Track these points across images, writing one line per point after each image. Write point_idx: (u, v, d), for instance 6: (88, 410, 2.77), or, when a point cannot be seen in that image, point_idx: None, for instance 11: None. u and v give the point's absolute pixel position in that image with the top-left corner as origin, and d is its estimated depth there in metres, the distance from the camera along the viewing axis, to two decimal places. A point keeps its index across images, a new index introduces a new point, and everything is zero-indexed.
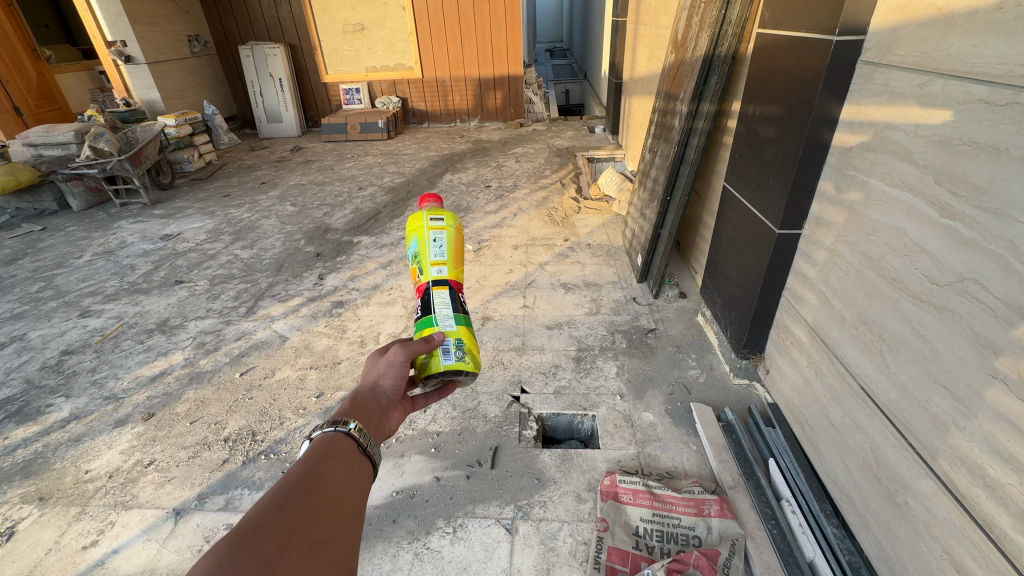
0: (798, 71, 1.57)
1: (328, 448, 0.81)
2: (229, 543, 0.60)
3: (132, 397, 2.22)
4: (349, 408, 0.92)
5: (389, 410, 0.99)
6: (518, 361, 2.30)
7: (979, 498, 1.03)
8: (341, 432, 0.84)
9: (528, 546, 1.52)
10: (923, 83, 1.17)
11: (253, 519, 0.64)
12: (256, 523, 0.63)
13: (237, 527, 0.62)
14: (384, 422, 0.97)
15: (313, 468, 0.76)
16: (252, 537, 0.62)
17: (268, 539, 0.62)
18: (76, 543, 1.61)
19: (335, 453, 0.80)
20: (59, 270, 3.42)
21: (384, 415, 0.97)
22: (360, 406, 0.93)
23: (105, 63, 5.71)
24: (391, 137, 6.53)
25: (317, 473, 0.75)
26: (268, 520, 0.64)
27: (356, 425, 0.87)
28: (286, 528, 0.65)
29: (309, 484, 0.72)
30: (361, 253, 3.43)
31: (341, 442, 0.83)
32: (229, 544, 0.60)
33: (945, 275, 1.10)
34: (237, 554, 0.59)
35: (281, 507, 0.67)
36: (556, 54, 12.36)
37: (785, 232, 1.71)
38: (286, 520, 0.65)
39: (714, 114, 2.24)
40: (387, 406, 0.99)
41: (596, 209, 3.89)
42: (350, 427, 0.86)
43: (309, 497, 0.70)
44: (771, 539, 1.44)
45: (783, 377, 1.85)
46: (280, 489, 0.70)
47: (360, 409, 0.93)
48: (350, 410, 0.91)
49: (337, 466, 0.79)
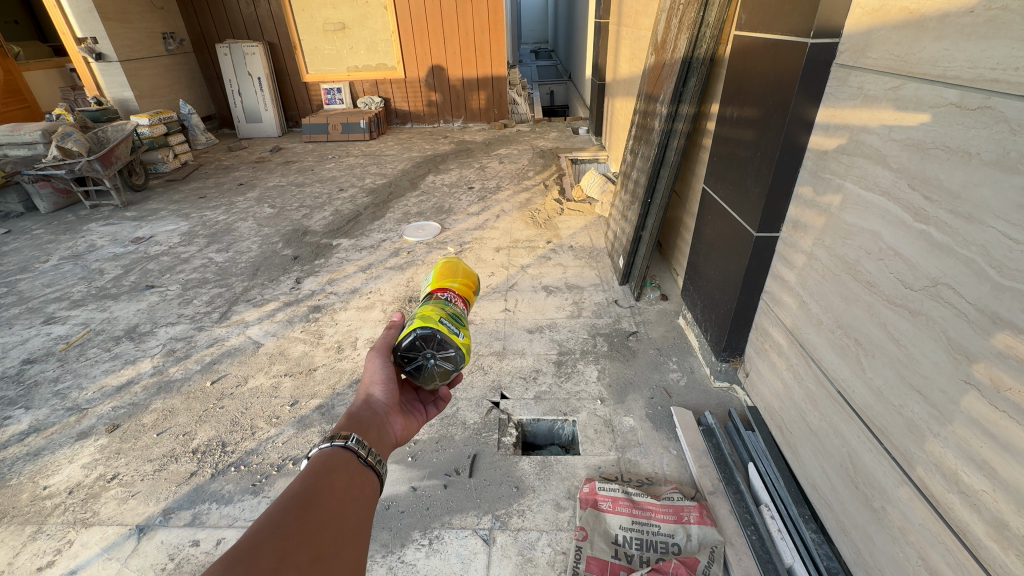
0: (774, 74, 1.56)
1: (328, 462, 0.81)
2: (227, 561, 0.61)
3: (96, 408, 2.13)
4: (346, 423, 0.94)
5: (388, 417, 1.01)
6: (498, 366, 2.27)
7: (953, 504, 1.02)
8: (340, 446, 0.85)
9: (505, 557, 1.48)
10: (897, 86, 1.16)
11: (251, 538, 0.65)
12: (252, 542, 0.64)
13: (234, 547, 0.63)
14: (385, 429, 0.99)
15: (313, 483, 0.77)
16: (249, 555, 0.63)
17: (265, 556, 0.63)
18: (31, 564, 1.54)
19: (334, 467, 0.81)
20: (23, 275, 3.29)
21: (384, 422, 1.00)
22: (357, 420, 0.96)
23: (76, 60, 5.53)
24: (373, 137, 6.45)
25: (317, 489, 0.76)
26: (265, 539, 0.65)
27: (356, 437, 0.88)
28: (283, 545, 0.66)
29: (307, 501, 0.73)
30: (340, 256, 3.36)
31: (340, 455, 0.83)
32: (227, 563, 0.61)
33: (919, 280, 1.10)
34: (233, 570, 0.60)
35: (278, 525, 0.68)
36: (541, 55, 12.35)
37: (763, 234, 1.70)
38: (284, 537, 0.66)
39: (693, 116, 2.23)
40: (385, 413, 1.02)
41: (578, 210, 3.88)
42: (350, 440, 0.86)
43: (307, 512, 0.71)
44: (750, 546, 1.43)
45: (762, 381, 1.85)
46: (278, 507, 0.71)
47: (356, 423, 0.94)
48: (346, 425, 0.92)
49: (339, 480, 0.80)
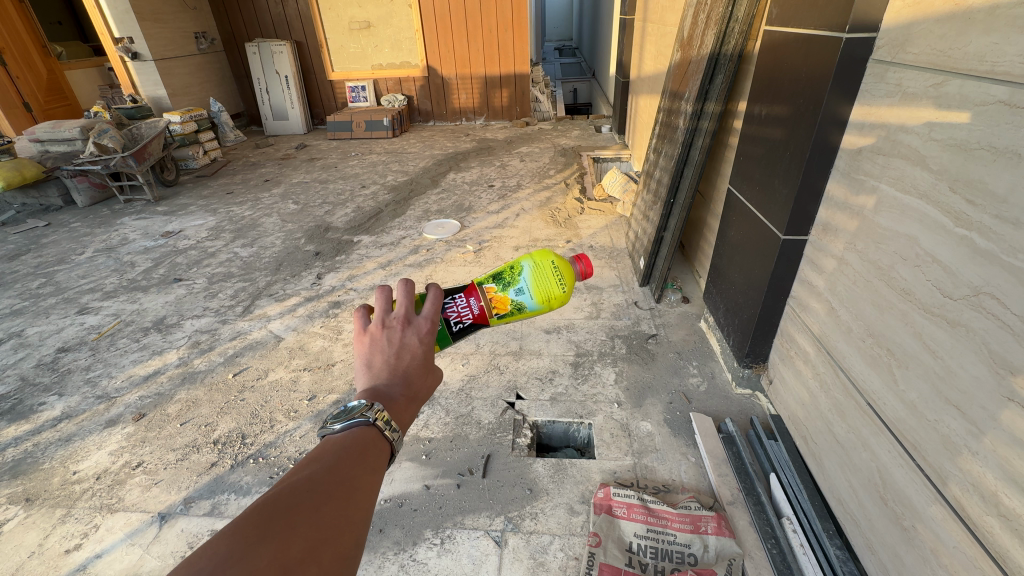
0: (806, 70, 1.50)
1: (370, 443, 0.70)
2: (253, 531, 0.54)
3: (124, 397, 2.20)
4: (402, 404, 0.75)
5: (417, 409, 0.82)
6: (514, 366, 2.26)
7: (993, 528, 0.96)
8: (381, 435, 0.71)
9: (517, 560, 1.47)
10: (939, 83, 1.10)
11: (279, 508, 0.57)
12: (283, 517, 0.56)
13: (261, 516, 0.55)
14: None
15: (354, 465, 0.66)
16: (275, 536, 0.54)
17: (292, 544, 0.55)
18: (60, 546, 1.59)
19: (374, 453, 0.69)
20: (60, 267, 3.43)
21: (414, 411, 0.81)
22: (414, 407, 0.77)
23: (113, 59, 5.74)
24: (396, 135, 6.50)
25: (355, 472, 0.65)
26: (297, 518, 0.57)
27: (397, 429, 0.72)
28: (313, 535, 0.57)
29: (346, 488, 0.63)
30: (361, 252, 3.39)
31: (382, 444, 0.71)
32: (252, 535, 0.54)
33: (959, 288, 1.04)
34: (257, 552, 0.52)
35: (312, 508, 0.59)
36: (565, 53, 12.26)
37: (790, 237, 1.64)
38: (316, 524, 0.57)
39: (719, 114, 2.17)
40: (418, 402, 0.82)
41: (599, 210, 3.83)
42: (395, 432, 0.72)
43: (344, 500, 0.61)
44: (770, 559, 1.38)
45: (787, 389, 1.79)
46: (316, 483, 0.61)
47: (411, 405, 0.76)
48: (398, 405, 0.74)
49: (378, 469, 0.69)
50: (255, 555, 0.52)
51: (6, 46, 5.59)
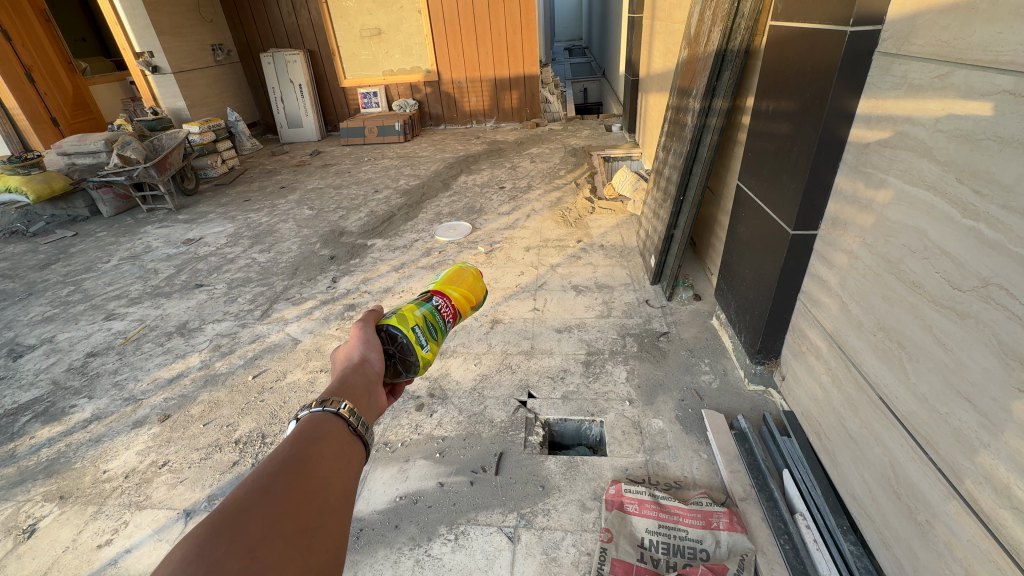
0: (812, 64, 1.50)
1: (318, 428, 0.75)
2: (208, 529, 0.57)
3: (150, 399, 2.28)
4: (338, 389, 0.88)
5: (375, 384, 0.94)
6: (526, 365, 2.28)
7: (1006, 521, 0.95)
8: (329, 412, 0.79)
9: (530, 555, 1.49)
10: (944, 74, 1.10)
11: (237, 500, 0.61)
12: (238, 506, 0.60)
13: (216, 511, 0.59)
14: (376, 396, 0.93)
15: (303, 445, 0.71)
16: (234, 525, 0.58)
17: (248, 528, 0.58)
18: (92, 541, 1.66)
19: (323, 432, 0.75)
20: (88, 275, 3.56)
21: (372, 389, 0.93)
22: (351, 382, 0.91)
23: (134, 73, 5.88)
24: (408, 139, 6.58)
25: (307, 453, 0.70)
26: (251, 504, 0.60)
27: (346, 405, 0.81)
28: (270, 514, 0.60)
29: (299, 466, 0.67)
30: (374, 256, 3.45)
31: (329, 422, 0.77)
32: (208, 531, 0.57)
33: (968, 280, 1.03)
34: (214, 544, 0.55)
35: (266, 490, 0.63)
36: (574, 52, 12.26)
37: (800, 232, 1.64)
38: (271, 504, 0.61)
39: (727, 111, 2.16)
40: (375, 380, 0.96)
41: (609, 209, 3.83)
42: (340, 407, 0.80)
43: (299, 477, 0.65)
44: (783, 555, 1.38)
45: (800, 385, 1.78)
46: (265, 471, 0.65)
47: (350, 390, 0.89)
48: (337, 391, 0.86)
49: (330, 441, 0.74)
50: (213, 547, 0.56)
51: (34, 64, 5.81)
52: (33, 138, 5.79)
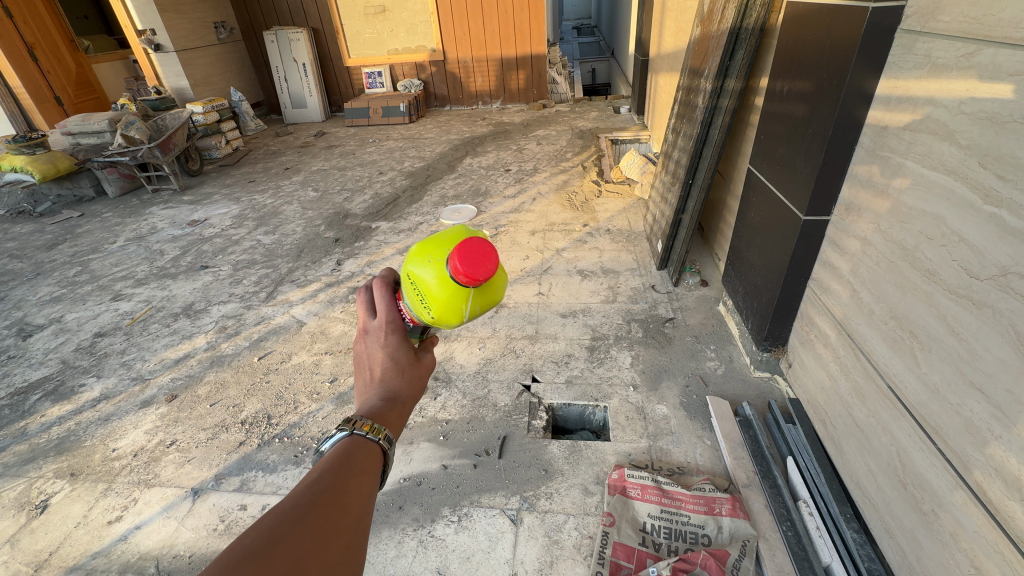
0: (830, 43, 1.44)
1: (352, 456, 0.74)
2: (235, 558, 0.55)
3: (157, 379, 2.31)
4: (385, 407, 0.84)
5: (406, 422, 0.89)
6: (530, 349, 2.27)
7: (1014, 512, 0.94)
8: (364, 438, 0.77)
9: (532, 537, 1.51)
10: (971, 53, 1.05)
11: (266, 528, 0.59)
12: (267, 534, 0.58)
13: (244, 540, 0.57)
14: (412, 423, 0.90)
15: (336, 475, 0.70)
16: (262, 555, 0.56)
17: (277, 559, 0.57)
18: (103, 517, 1.70)
19: (357, 462, 0.73)
20: (94, 255, 3.57)
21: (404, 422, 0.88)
22: (398, 412, 0.85)
23: (137, 51, 5.85)
24: (413, 120, 6.50)
25: (338, 484, 0.69)
26: (280, 534, 0.59)
27: (383, 431, 0.79)
28: (299, 547, 0.59)
29: (329, 496, 0.66)
30: (379, 238, 3.43)
31: (363, 449, 0.76)
32: (236, 557, 0.55)
33: (987, 269, 1.00)
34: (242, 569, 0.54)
35: (297, 519, 0.61)
36: (584, 31, 11.97)
37: (812, 217, 1.60)
38: (302, 535, 0.60)
39: (740, 91, 2.10)
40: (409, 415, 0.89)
41: (617, 193, 3.77)
42: (378, 435, 0.78)
43: (330, 509, 0.64)
44: (785, 542, 1.38)
45: (806, 372, 1.76)
46: (297, 499, 0.64)
47: (396, 412, 0.85)
48: (381, 410, 0.83)
49: (364, 472, 0.73)
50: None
51: (36, 41, 5.75)
52: (37, 117, 5.77)
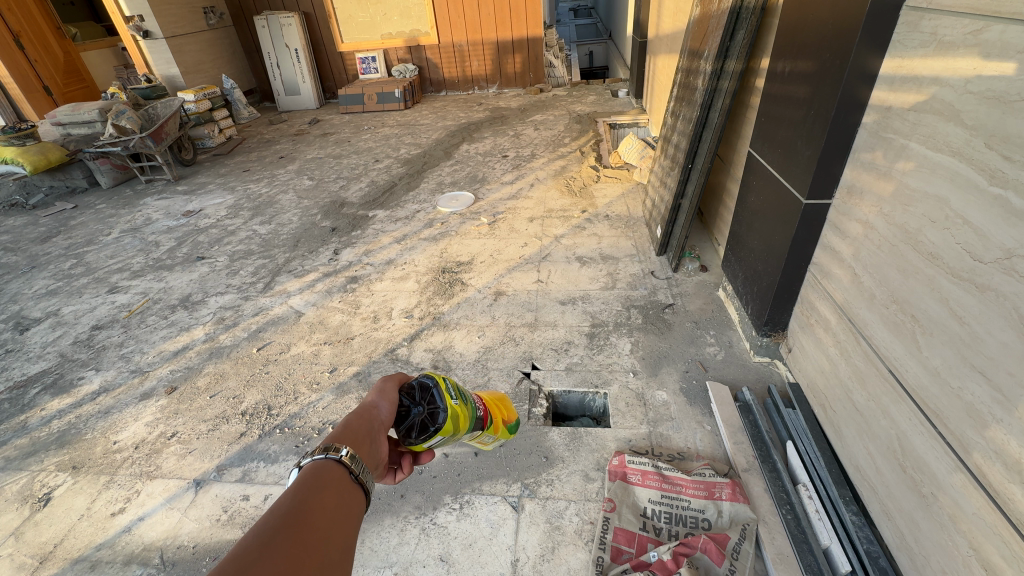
0: (833, 22, 1.41)
1: (318, 477, 0.71)
2: None
3: (156, 371, 2.30)
4: (341, 434, 0.84)
5: (380, 433, 0.91)
6: (529, 337, 2.27)
7: (1014, 495, 0.95)
8: (329, 458, 0.75)
9: (534, 524, 1.52)
10: (979, 30, 1.02)
11: (235, 561, 0.56)
12: (236, 564, 0.55)
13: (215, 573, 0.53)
14: (378, 444, 0.89)
15: (300, 498, 0.66)
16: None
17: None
18: (106, 509, 1.70)
19: (324, 483, 0.70)
20: (89, 247, 3.54)
21: (376, 438, 0.89)
22: (352, 431, 0.85)
23: (125, 39, 5.74)
24: (408, 106, 6.41)
25: (304, 506, 0.65)
26: (250, 563, 0.55)
27: (347, 450, 0.77)
28: (270, 570, 0.56)
29: (295, 518, 0.63)
30: (376, 227, 3.40)
31: (329, 470, 0.73)
32: None
33: (991, 252, 0.99)
34: None
35: (266, 546, 0.58)
36: (581, 12, 11.74)
37: (813, 201, 1.58)
38: (273, 561, 0.57)
39: (740, 73, 2.06)
40: (380, 430, 0.92)
41: (615, 178, 3.74)
42: (342, 454, 0.76)
43: (300, 531, 0.61)
44: (784, 525, 1.39)
45: (806, 357, 1.76)
46: (264, 526, 0.61)
47: (351, 435, 0.84)
48: (340, 437, 0.82)
49: (332, 492, 0.70)
50: None
51: (22, 29, 5.65)
52: (25, 107, 5.68)
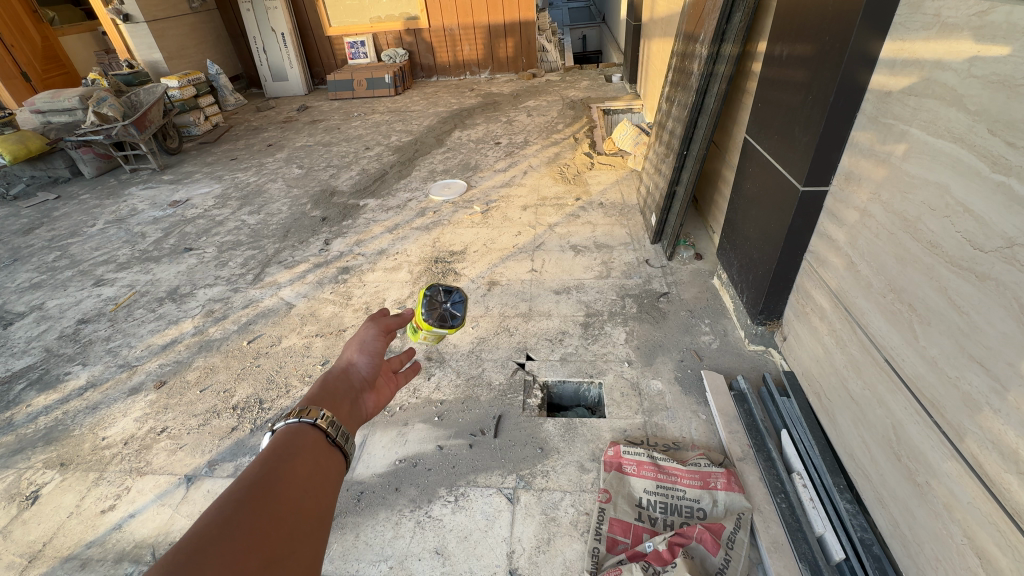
0: (833, 3, 1.37)
1: (290, 444, 0.68)
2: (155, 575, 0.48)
3: (144, 365, 2.26)
4: (317, 397, 0.81)
5: (361, 391, 0.89)
6: (524, 327, 2.25)
7: (1010, 485, 0.94)
8: (302, 424, 0.72)
9: (529, 515, 1.51)
10: (984, 11, 0.99)
11: (197, 534, 0.52)
12: (196, 541, 0.52)
13: (172, 549, 0.50)
14: (359, 404, 0.87)
15: (270, 466, 0.63)
16: (193, 562, 0.49)
17: (207, 563, 0.50)
18: (96, 506, 1.68)
19: (296, 449, 0.67)
20: (73, 239, 3.46)
21: (357, 398, 0.87)
22: (329, 394, 0.82)
23: (105, 23, 5.59)
24: (398, 93, 6.29)
25: (275, 474, 0.62)
26: (212, 538, 0.52)
27: (323, 415, 0.75)
28: (235, 548, 0.53)
29: (264, 487, 0.59)
30: (367, 217, 3.35)
31: (304, 436, 0.70)
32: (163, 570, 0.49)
33: (992, 240, 0.97)
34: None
35: (231, 519, 0.55)
36: None
37: (810, 188, 1.56)
38: (235, 536, 0.53)
39: (737, 57, 2.02)
40: (360, 388, 0.90)
41: (609, 165, 3.70)
42: (318, 418, 0.74)
43: (267, 500, 0.58)
44: (779, 513, 1.40)
45: (801, 345, 1.75)
46: (230, 497, 0.57)
47: (328, 398, 0.81)
48: (315, 401, 0.79)
49: (306, 458, 0.67)
50: None
51: None
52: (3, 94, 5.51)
